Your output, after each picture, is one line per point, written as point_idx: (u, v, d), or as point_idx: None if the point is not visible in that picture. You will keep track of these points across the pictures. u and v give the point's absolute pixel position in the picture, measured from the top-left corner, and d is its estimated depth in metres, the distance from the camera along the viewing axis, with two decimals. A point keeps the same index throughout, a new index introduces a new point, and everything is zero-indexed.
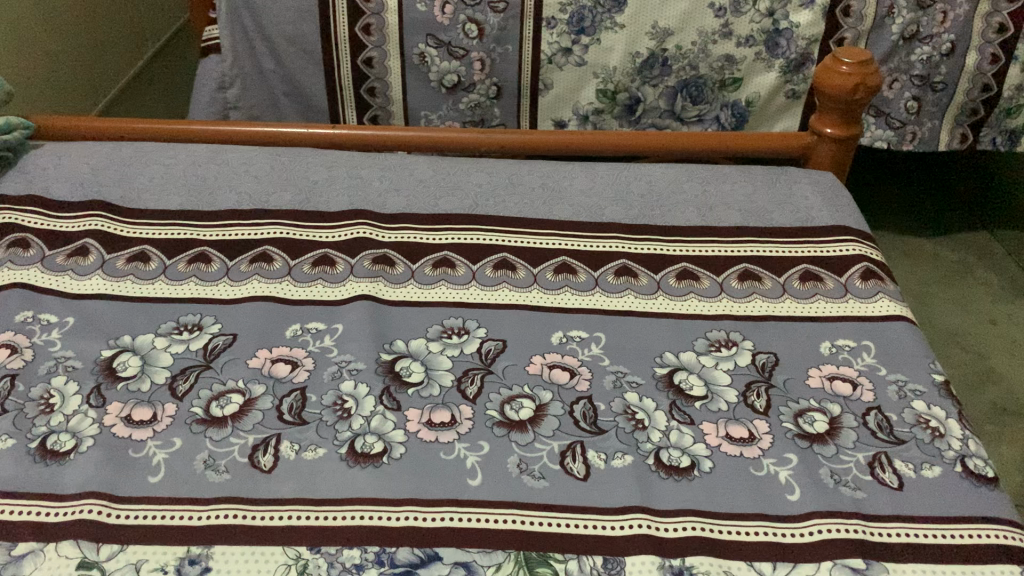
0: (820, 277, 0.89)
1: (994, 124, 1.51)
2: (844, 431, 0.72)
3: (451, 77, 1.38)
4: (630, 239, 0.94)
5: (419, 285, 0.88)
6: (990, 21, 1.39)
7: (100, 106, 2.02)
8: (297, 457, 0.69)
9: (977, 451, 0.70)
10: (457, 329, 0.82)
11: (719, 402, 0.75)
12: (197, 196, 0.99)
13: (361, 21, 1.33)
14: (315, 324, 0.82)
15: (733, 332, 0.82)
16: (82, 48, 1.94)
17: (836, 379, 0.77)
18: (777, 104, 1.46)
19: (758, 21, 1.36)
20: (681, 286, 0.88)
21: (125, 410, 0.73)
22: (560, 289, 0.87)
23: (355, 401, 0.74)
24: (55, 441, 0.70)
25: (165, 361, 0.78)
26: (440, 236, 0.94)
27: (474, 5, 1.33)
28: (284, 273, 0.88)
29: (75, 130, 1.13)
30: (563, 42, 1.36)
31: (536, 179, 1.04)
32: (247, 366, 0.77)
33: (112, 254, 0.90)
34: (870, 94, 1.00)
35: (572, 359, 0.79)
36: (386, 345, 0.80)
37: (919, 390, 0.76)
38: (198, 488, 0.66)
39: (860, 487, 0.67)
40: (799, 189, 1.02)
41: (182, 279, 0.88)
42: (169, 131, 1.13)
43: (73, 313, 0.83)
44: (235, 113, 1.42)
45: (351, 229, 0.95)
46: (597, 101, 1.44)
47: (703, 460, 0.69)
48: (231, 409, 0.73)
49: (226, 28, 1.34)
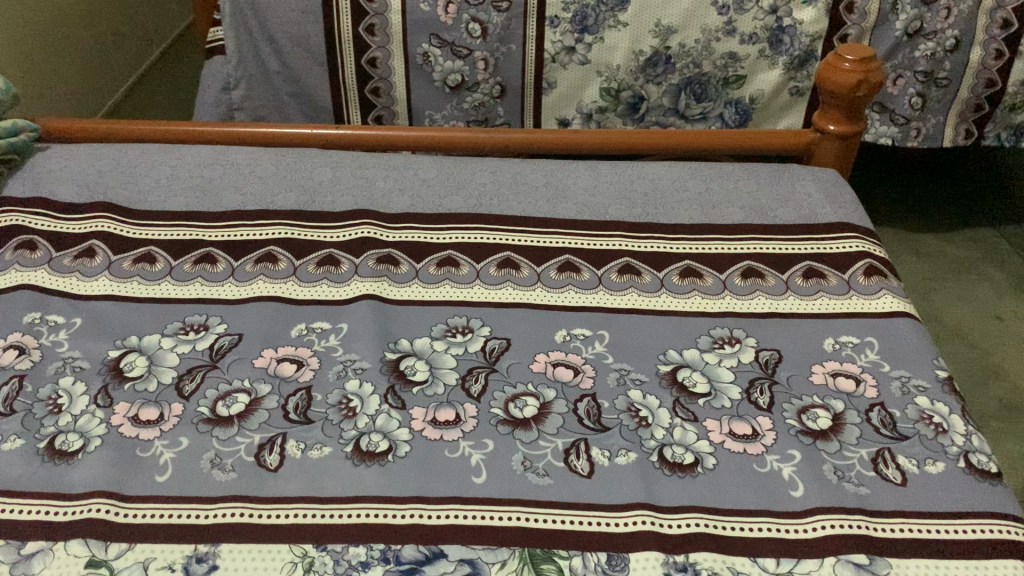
0: (823, 273, 0.89)
1: (1000, 120, 1.51)
2: (847, 427, 0.72)
3: (455, 76, 1.39)
4: (633, 237, 0.94)
5: (423, 284, 0.88)
6: (995, 16, 1.39)
7: (106, 108, 2.04)
8: (304, 456, 0.69)
9: (981, 447, 0.70)
10: (461, 327, 0.83)
11: (722, 399, 0.75)
12: (203, 197, 1.00)
13: (365, 21, 1.33)
14: (320, 323, 0.83)
15: (737, 329, 0.82)
16: (87, 49, 1.94)
17: (840, 375, 0.77)
18: (781, 101, 1.45)
19: (761, 18, 1.36)
20: (685, 283, 0.88)
21: (132, 410, 0.74)
22: (564, 287, 0.88)
23: (360, 401, 0.74)
24: (63, 441, 0.71)
25: (172, 362, 0.78)
26: (444, 235, 0.95)
27: (477, 4, 1.33)
28: (289, 273, 0.89)
29: (82, 132, 1.14)
30: (566, 41, 1.37)
31: (540, 178, 1.04)
32: (253, 366, 0.78)
33: (119, 255, 0.91)
34: (873, 90, 1.00)
35: (575, 357, 0.79)
36: (390, 344, 0.80)
37: (922, 385, 0.76)
38: (206, 487, 0.67)
39: (863, 482, 0.67)
40: (803, 186, 1.02)
41: (188, 280, 0.88)
42: (174, 133, 1.14)
43: (81, 314, 0.84)
44: (240, 113, 1.43)
45: (356, 229, 0.95)
46: (601, 99, 1.44)
47: (706, 456, 0.70)
48: (238, 409, 0.73)
49: (230, 29, 1.35)
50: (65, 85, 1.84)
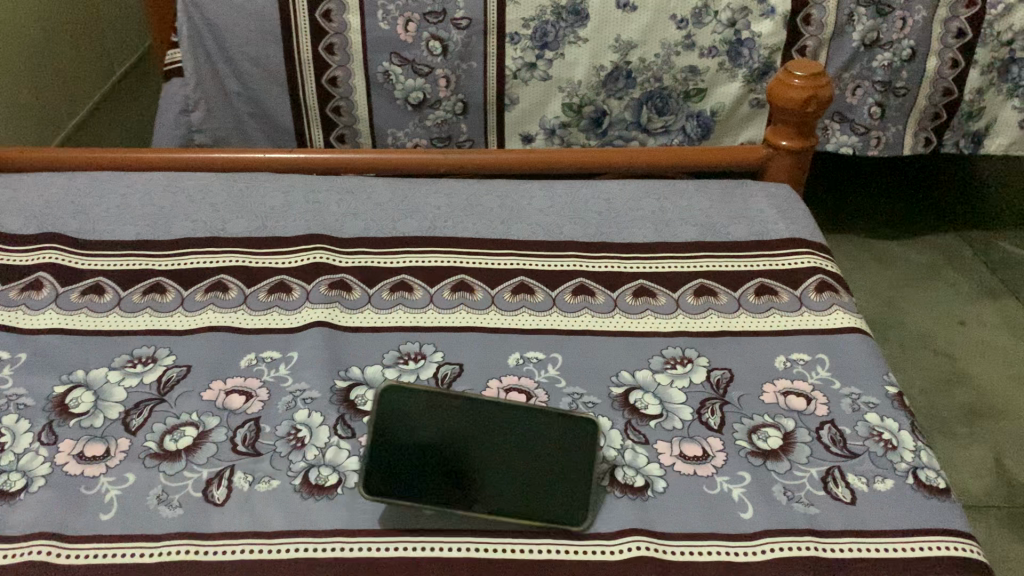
0: (775, 290, 0.89)
1: (958, 127, 1.53)
2: (797, 446, 0.72)
3: (416, 94, 1.39)
4: (588, 257, 0.94)
5: (376, 310, 0.88)
6: (949, 25, 1.41)
7: (64, 132, 2.03)
8: (251, 488, 0.68)
9: (929, 462, 0.71)
10: (414, 354, 0.82)
11: (673, 420, 0.75)
12: (155, 225, 0.99)
13: (324, 41, 1.33)
14: (270, 352, 0.82)
15: (689, 349, 0.83)
16: (39, 72, 1.91)
17: (790, 394, 0.77)
18: (742, 113, 1.46)
19: (720, 31, 1.38)
20: (638, 303, 0.88)
21: (77, 447, 0.72)
22: (516, 309, 0.87)
23: (309, 431, 0.74)
24: (4, 481, 0.69)
25: (119, 396, 0.77)
26: (396, 260, 0.94)
27: (437, 22, 1.33)
28: (240, 301, 0.88)
29: (30, 161, 1.12)
30: (527, 57, 1.37)
31: (496, 199, 1.04)
32: (201, 398, 0.77)
33: (66, 287, 0.90)
34: (822, 106, 1.01)
35: (529, 381, 0.79)
36: (341, 372, 0.80)
37: (872, 402, 0.76)
38: (151, 524, 0.66)
39: (813, 502, 0.67)
40: (756, 203, 1.03)
41: (137, 310, 0.87)
42: (124, 160, 1.12)
43: (26, 349, 0.82)
44: (199, 136, 1.42)
45: (309, 254, 0.94)
46: (564, 114, 1.44)
47: (656, 480, 0.69)
48: (186, 443, 0.72)
49: (188, 51, 1.34)
50: (13, 108, 1.80)
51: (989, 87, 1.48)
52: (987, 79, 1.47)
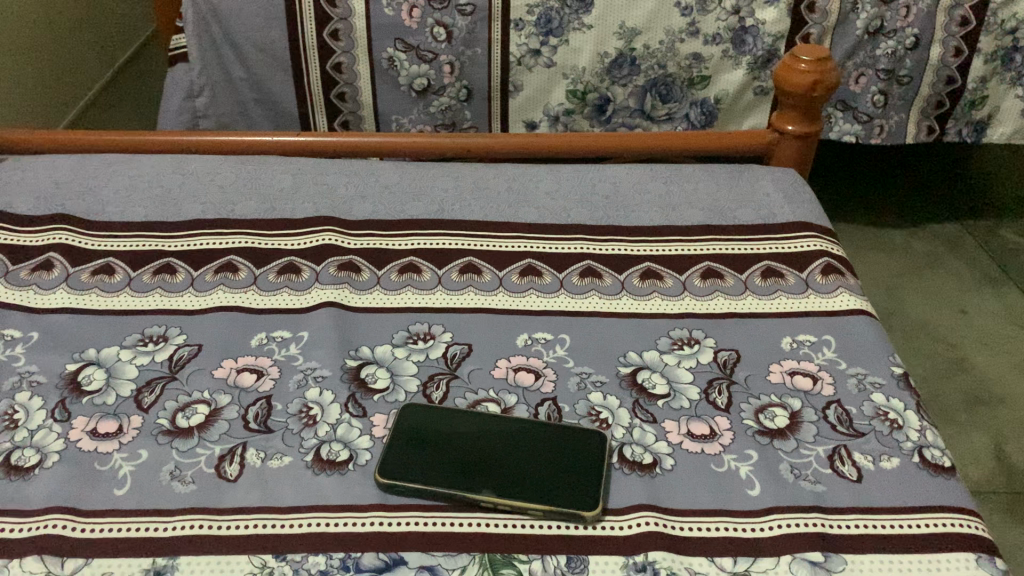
0: (781, 273, 0.90)
1: (961, 116, 1.53)
2: (804, 425, 0.73)
3: (421, 80, 1.39)
4: (595, 240, 0.95)
5: (385, 291, 0.88)
6: (953, 14, 1.41)
7: (71, 117, 2.03)
8: (263, 465, 0.69)
9: (935, 442, 0.71)
10: (423, 334, 0.83)
11: (680, 400, 0.76)
12: (164, 207, 0.99)
13: (329, 26, 1.33)
14: (280, 332, 0.83)
15: (696, 330, 0.83)
16: (45, 56, 1.91)
17: (797, 374, 0.78)
18: (746, 101, 1.47)
19: (724, 19, 1.38)
20: (645, 285, 0.89)
21: (90, 424, 0.73)
22: (524, 291, 0.88)
23: (321, 409, 0.74)
24: (18, 457, 0.70)
25: (130, 373, 0.78)
26: (405, 242, 0.95)
27: (442, 8, 1.34)
28: (249, 282, 0.89)
29: (38, 144, 1.12)
30: (531, 43, 1.37)
31: (503, 182, 1.05)
32: (212, 376, 0.78)
33: (76, 267, 0.90)
34: (828, 91, 1.01)
35: (537, 361, 0.80)
36: (351, 351, 0.80)
37: (878, 382, 0.77)
38: (164, 499, 0.66)
39: (819, 480, 0.68)
40: (761, 187, 1.03)
41: (147, 290, 0.88)
42: (131, 143, 1.13)
43: (38, 328, 0.83)
44: (204, 121, 1.42)
45: (316, 236, 0.95)
46: (567, 101, 1.44)
47: (664, 457, 0.70)
48: (198, 420, 0.73)
49: (193, 36, 1.34)
50: (20, 92, 1.80)
51: (992, 76, 1.48)
52: (990, 67, 1.47)
